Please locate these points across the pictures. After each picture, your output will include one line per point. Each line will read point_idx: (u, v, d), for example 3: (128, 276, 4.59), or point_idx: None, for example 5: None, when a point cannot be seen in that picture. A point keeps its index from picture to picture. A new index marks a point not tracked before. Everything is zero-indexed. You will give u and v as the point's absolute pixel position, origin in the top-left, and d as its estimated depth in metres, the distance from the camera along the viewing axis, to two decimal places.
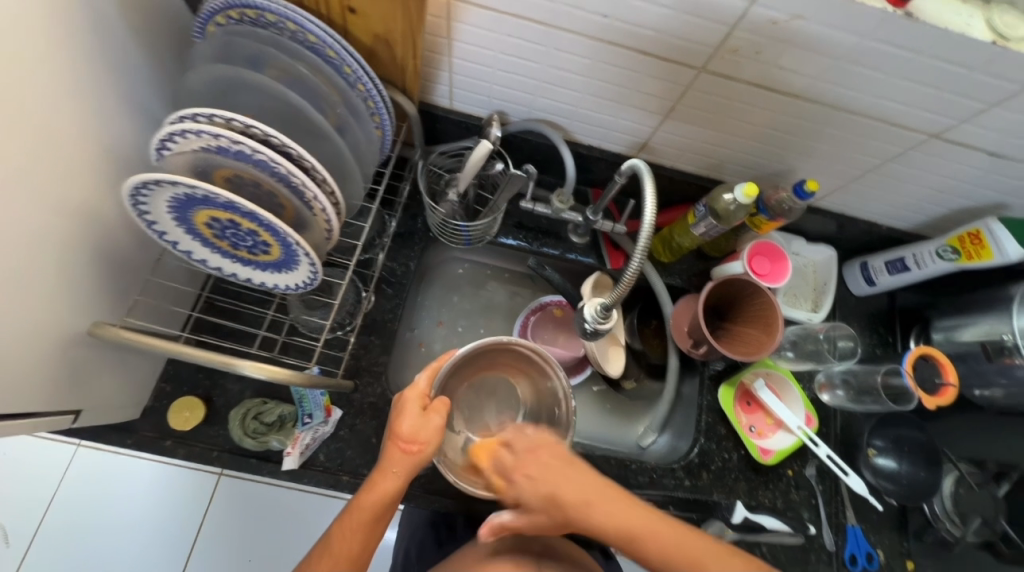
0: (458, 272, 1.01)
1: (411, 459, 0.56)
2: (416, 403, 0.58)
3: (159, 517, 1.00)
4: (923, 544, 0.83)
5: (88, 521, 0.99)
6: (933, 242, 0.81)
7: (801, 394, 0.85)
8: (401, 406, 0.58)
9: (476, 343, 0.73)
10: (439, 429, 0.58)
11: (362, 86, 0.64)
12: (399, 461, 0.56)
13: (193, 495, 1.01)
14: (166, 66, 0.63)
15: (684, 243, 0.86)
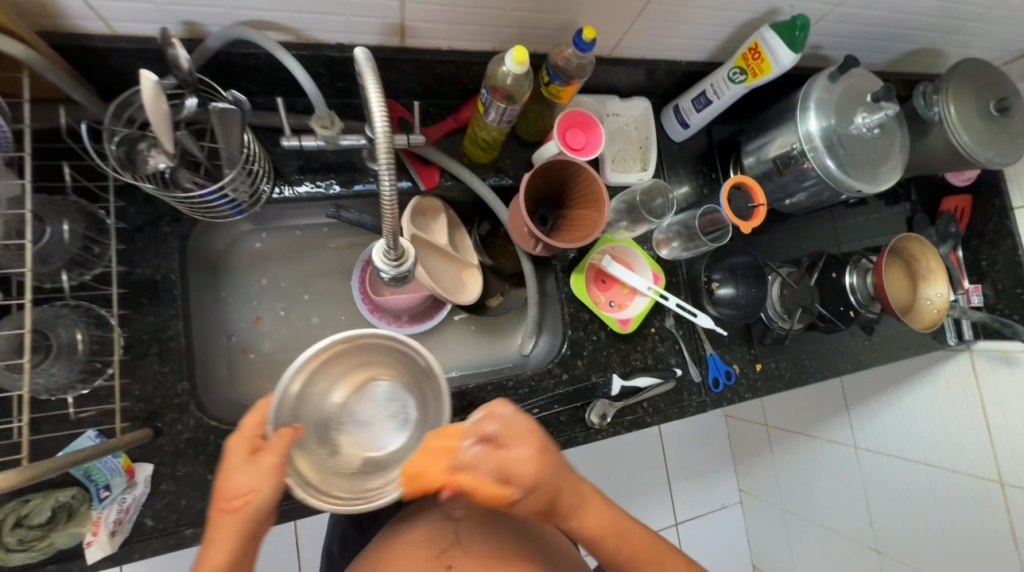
0: (257, 248, 0.83)
1: (239, 520, 0.43)
2: (241, 450, 0.44)
3: None
4: (767, 346, 0.94)
5: None
6: (724, 67, 0.81)
7: (645, 257, 0.87)
8: (226, 459, 0.44)
9: (310, 353, 0.53)
10: (274, 472, 0.44)
11: None
12: (226, 526, 0.42)
13: None
14: None
15: (492, 137, 0.75)
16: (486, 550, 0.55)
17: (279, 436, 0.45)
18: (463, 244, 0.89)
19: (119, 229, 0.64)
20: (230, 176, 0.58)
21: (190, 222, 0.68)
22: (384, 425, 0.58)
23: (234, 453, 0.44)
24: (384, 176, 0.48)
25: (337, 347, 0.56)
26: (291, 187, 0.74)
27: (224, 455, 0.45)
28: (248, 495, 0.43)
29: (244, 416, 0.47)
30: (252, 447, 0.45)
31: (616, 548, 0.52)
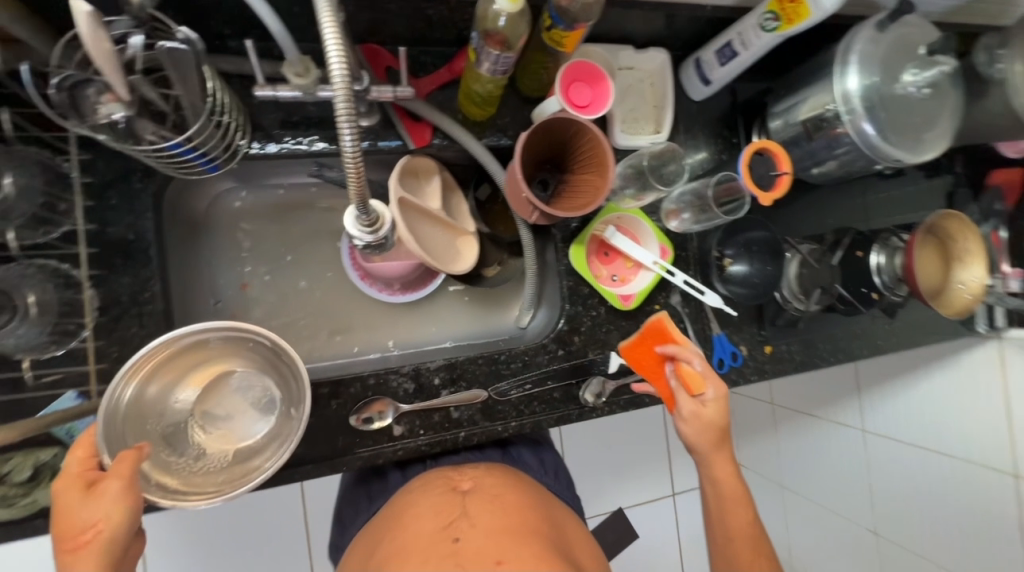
0: (238, 207, 0.80)
1: (94, 548, 0.46)
2: (75, 488, 0.48)
3: None
4: (778, 328, 0.89)
5: None
6: (755, 12, 0.71)
7: (653, 228, 0.81)
8: (57, 501, 0.48)
9: (129, 365, 0.56)
10: (110, 501, 0.47)
11: None
12: (79, 559, 0.46)
13: None
14: None
15: (487, 91, 0.68)
16: (489, 521, 0.59)
17: (116, 464, 0.48)
18: (458, 211, 0.83)
19: (85, 184, 0.60)
20: (196, 126, 0.54)
21: (162, 179, 0.64)
22: (245, 413, 0.65)
23: (67, 493, 0.48)
24: (344, 130, 0.43)
25: (163, 354, 0.59)
26: (270, 142, 0.68)
27: (58, 497, 0.48)
28: (97, 525, 0.47)
29: (69, 456, 0.50)
30: (86, 483, 0.49)
31: (730, 502, 0.69)
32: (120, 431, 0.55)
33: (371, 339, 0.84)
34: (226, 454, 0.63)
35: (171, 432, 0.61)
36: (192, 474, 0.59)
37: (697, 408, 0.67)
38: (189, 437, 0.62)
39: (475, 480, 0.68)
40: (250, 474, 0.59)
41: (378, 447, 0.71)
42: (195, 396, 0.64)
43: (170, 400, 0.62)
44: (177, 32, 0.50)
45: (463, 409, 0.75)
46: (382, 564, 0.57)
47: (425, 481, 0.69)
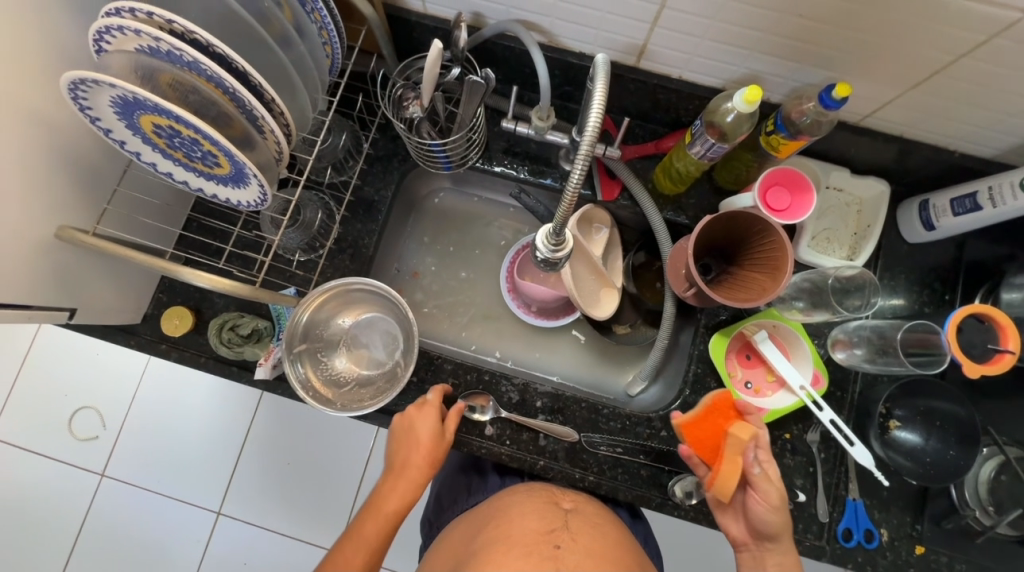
0: (444, 203, 0.98)
1: (427, 468, 0.69)
2: (431, 421, 0.69)
3: (214, 418, 1.24)
4: (940, 531, 0.71)
5: (160, 416, 1.24)
6: (1019, 171, 0.64)
7: (811, 351, 0.74)
8: (418, 417, 0.70)
9: (316, 289, 0.71)
10: (445, 443, 0.69)
11: None
12: (416, 469, 0.68)
13: (242, 405, 1.24)
14: None
15: (686, 170, 0.74)
16: (589, 544, 0.63)
17: (446, 420, 0.70)
18: (614, 265, 0.88)
19: (368, 154, 0.82)
20: (458, 135, 0.69)
21: (412, 164, 0.84)
22: (375, 351, 0.79)
23: (426, 421, 0.69)
24: (578, 164, 0.50)
25: (337, 290, 0.74)
26: (493, 163, 0.84)
27: (412, 418, 0.70)
28: (436, 456, 0.69)
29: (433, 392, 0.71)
30: (438, 421, 0.70)
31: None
32: (301, 331, 0.72)
33: (495, 345, 0.94)
34: (355, 376, 0.77)
35: (325, 344, 0.77)
36: (330, 382, 0.75)
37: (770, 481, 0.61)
38: (335, 353, 0.78)
39: (577, 502, 0.71)
40: (368, 400, 0.73)
41: (467, 436, 0.76)
42: (350, 324, 0.79)
43: (333, 320, 0.77)
44: (482, 72, 0.68)
45: (551, 439, 0.77)
46: (490, 542, 0.63)
47: (529, 489, 0.73)
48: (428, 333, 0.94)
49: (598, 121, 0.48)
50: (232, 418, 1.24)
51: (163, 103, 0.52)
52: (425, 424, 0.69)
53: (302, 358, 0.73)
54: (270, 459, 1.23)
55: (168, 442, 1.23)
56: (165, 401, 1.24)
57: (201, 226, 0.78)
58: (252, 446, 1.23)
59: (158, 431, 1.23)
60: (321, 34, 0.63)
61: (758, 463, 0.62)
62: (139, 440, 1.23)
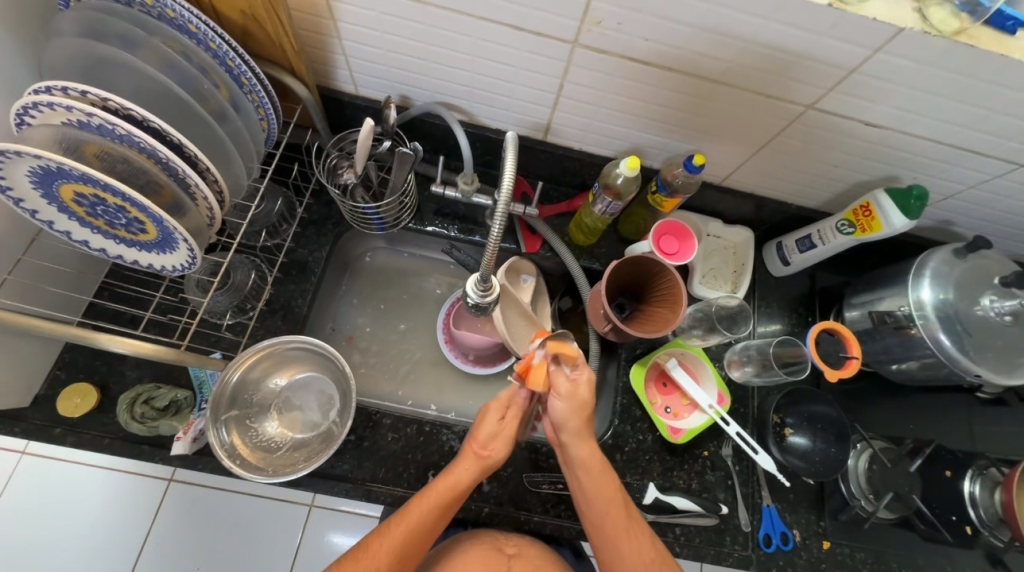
0: (380, 262, 1.02)
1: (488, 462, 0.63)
2: (495, 415, 0.63)
3: (117, 517, 1.13)
4: (839, 524, 0.81)
5: (50, 522, 1.11)
6: (834, 217, 0.83)
7: (713, 373, 0.85)
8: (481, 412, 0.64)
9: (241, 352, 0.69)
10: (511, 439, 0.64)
11: (246, 80, 0.64)
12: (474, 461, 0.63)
13: (151, 500, 1.14)
14: (30, 39, 0.62)
15: (593, 224, 0.86)
16: None
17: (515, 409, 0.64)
18: (543, 311, 0.97)
19: (301, 218, 0.86)
20: (390, 198, 0.76)
21: (346, 226, 0.88)
22: (311, 411, 0.77)
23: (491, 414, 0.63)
24: (496, 220, 0.58)
25: (267, 351, 0.73)
26: (425, 223, 0.92)
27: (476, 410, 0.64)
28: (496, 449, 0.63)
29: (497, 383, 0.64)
30: (501, 414, 0.64)
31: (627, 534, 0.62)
32: (228, 395, 0.69)
33: (435, 397, 0.95)
34: (288, 441, 0.74)
35: (255, 409, 0.74)
36: (260, 449, 0.71)
37: (572, 388, 0.61)
38: (266, 417, 0.75)
39: (520, 546, 0.74)
40: (302, 463, 0.70)
41: (411, 492, 0.75)
42: (283, 385, 0.77)
43: (264, 382, 0.75)
44: (410, 145, 0.76)
45: (494, 484, 0.78)
46: None
47: (473, 536, 0.74)
48: (367, 392, 0.93)
49: (510, 185, 0.57)
50: (134, 515, 1.13)
51: (90, 173, 0.53)
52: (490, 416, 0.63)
53: (229, 424, 0.70)
54: (183, 557, 1.12)
55: (54, 554, 1.09)
56: (56, 503, 1.12)
57: (114, 294, 0.74)
58: (156, 545, 1.12)
59: (45, 542, 1.10)
60: (258, 111, 0.68)
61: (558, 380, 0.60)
62: (15, 556, 1.08)
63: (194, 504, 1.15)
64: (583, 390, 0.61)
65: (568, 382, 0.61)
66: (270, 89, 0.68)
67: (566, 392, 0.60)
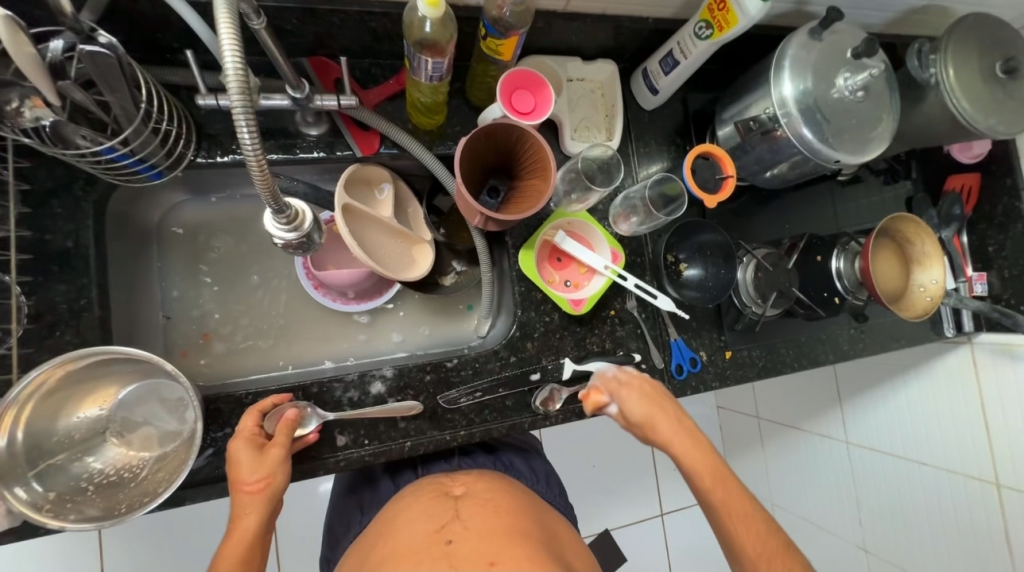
0: (196, 218, 0.81)
1: (262, 497, 0.57)
2: (247, 447, 0.59)
3: None
4: (738, 333, 0.88)
5: None
6: (690, 22, 0.73)
7: (605, 233, 0.80)
8: (235, 456, 0.58)
9: (9, 397, 0.51)
10: (281, 459, 0.59)
11: None
12: (250, 503, 0.56)
13: (80, 550, 1.02)
14: None
15: (429, 99, 0.70)
16: (483, 522, 0.62)
17: (281, 431, 0.61)
18: (415, 221, 0.84)
19: (24, 193, 0.61)
20: (127, 132, 0.54)
21: (106, 186, 0.65)
22: (163, 421, 0.64)
23: (236, 448, 0.58)
24: (242, 127, 0.42)
25: (57, 379, 0.55)
26: (217, 152, 0.68)
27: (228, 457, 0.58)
28: (267, 477, 0.57)
29: (246, 419, 0.61)
30: (256, 444, 0.59)
31: (741, 523, 0.61)
32: (20, 451, 0.52)
33: (326, 347, 0.84)
34: (144, 463, 0.61)
35: (77, 447, 0.58)
36: (105, 487, 0.57)
37: (626, 399, 0.67)
38: (100, 450, 0.60)
39: (468, 484, 0.71)
40: (172, 478, 0.58)
41: (320, 458, 0.68)
42: (106, 408, 0.62)
43: (72, 414, 0.58)
44: (100, 37, 0.50)
45: (410, 417, 0.73)
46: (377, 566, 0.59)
47: (416, 491, 0.70)
48: (243, 371, 0.80)
49: (237, 65, 0.40)
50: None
51: None
52: (246, 456, 0.58)
53: (50, 476, 0.54)
54: None
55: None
56: None
57: None
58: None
59: None
60: None
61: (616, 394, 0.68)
62: None
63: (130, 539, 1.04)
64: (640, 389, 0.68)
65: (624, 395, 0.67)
66: None
67: (637, 397, 0.67)
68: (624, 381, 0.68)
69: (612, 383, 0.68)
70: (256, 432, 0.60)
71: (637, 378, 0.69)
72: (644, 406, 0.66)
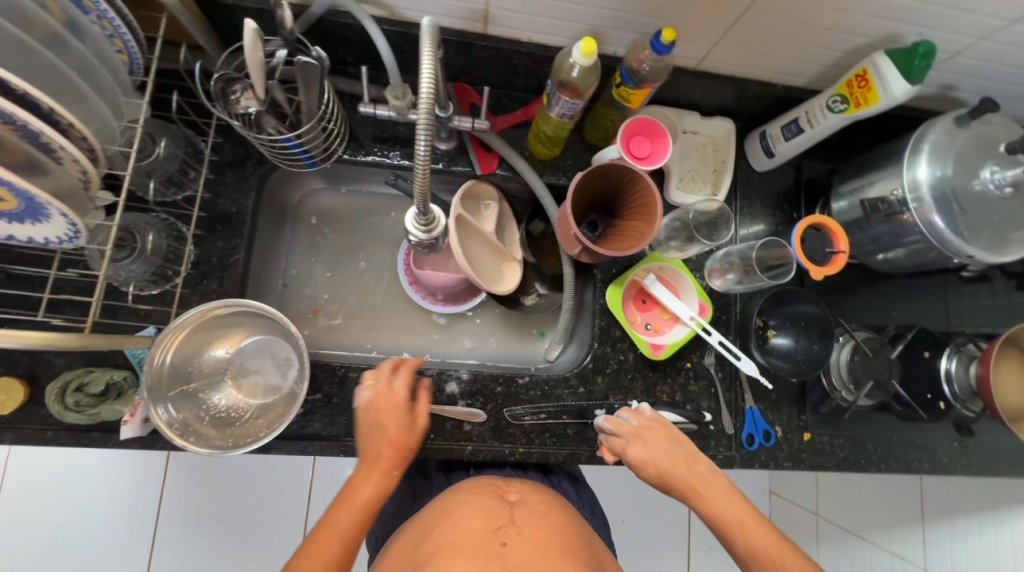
0: (325, 204, 0.92)
1: (403, 455, 0.64)
2: (397, 407, 0.65)
3: (122, 490, 1.12)
4: (820, 416, 0.83)
5: (51, 506, 1.10)
6: (824, 94, 0.73)
7: (695, 284, 0.81)
8: (383, 411, 0.65)
9: (168, 328, 0.61)
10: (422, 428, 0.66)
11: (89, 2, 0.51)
12: (391, 457, 0.63)
13: (154, 468, 1.14)
14: None
15: (553, 132, 0.75)
16: (535, 534, 0.64)
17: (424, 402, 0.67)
18: (511, 239, 0.89)
19: (212, 162, 0.73)
20: (307, 128, 0.65)
21: (271, 167, 0.76)
22: (270, 373, 0.73)
23: (387, 407, 0.65)
24: (421, 138, 0.46)
25: (204, 319, 0.65)
26: (362, 152, 0.79)
27: (381, 409, 0.65)
28: (411, 438, 0.65)
29: (400, 379, 0.67)
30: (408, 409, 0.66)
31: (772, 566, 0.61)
32: (167, 376, 0.62)
33: (407, 340, 0.90)
34: (249, 408, 0.69)
35: (204, 382, 0.68)
36: (219, 422, 0.66)
37: (637, 438, 0.70)
38: (220, 389, 0.69)
39: (522, 493, 0.73)
40: (271, 427, 0.66)
41: None
42: (230, 352, 0.71)
43: (205, 352, 0.68)
44: (313, 51, 0.60)
45: (475, 423, 0.76)
46: (432, 553, 0.61)
47: (472, 487, 0.73)
48: (334, 346, 0.88)
49: (431, 86, 0.45)
50: (139, 491, 1.13)
51: None
52: (396, 415, 0.65)
53: (181, 402, 0.64)
54: (196, 524, 1.14)
55: (68, 538, 1.10)
56: (53, 487, 1.10)
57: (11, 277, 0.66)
58: (170, 514, 1.13)
59: (55, 527, 1.10)
60: (103, 27, 0.54)
61: (625, 436, 0.70)
62: (26, 545, 1.09)
63: (195, 470, 1.15)
64: (655, 429, 0.71)
65: (632, 434, 0.70)
66: (124, 11, 0.55)
67: (652, 438, 0.70)
68: (638, 419, 0.72)
69: (625, 427, 0.71)
70: (404, 396, 0.66)
71: (653, 418, 0.72)
72: (659, 442, 0.69)
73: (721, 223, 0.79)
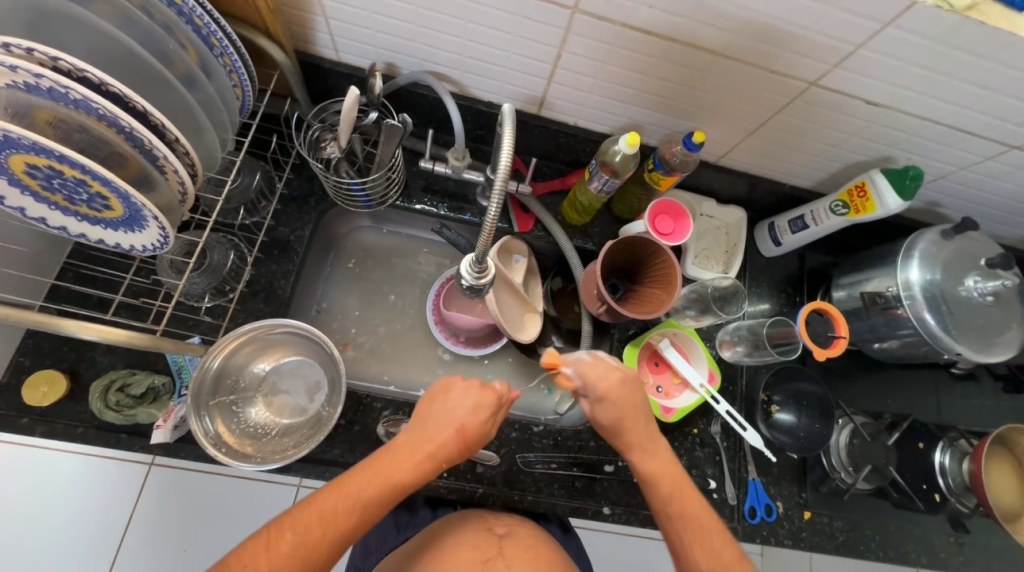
0: (366, 241, 0.99)
1: (444, 455, 0.59)
2: (475, 398, 0.61)
3: (78, 517, 0.97)
4: (820, 495, 0.85)
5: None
6: (827, 198, 0.83)
7: (706, 353, 0.86)
8: (460, 395, 0.61)
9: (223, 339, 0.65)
10: (484, 434, 0.61)
11: (227, 58, 0.60)
12: (436, 449, 0.58)
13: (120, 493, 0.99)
14: None
15: (588, 203, 0.84)
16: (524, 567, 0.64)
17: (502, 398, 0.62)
18: (535, 291, 0.95)
19: (280, 194, 0.81)
20: (376, 175, 0.73)
21: (330, 204, 0.84)
22: (301, 395, 0.75)
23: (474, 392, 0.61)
24: (493, 197, 0.54)
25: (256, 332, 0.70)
26: (413, 201, 0.88)
27: (457, 395, 0.61)
28: (466, 442, 0.60)
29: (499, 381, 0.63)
30: (485, 406, 0.61)
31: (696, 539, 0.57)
32: (206, 378, 0.65)
33: (426, 377, 0.94)
34: (276, 426, 0.72)
35: (240, 394, 0.71)
36: (246, 437, 0.68)
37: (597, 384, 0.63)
38: (252, 404, 0.72)
39: (511, 526, 0.72)
40: (298, 446, 0.68)
41: None
42: (269, 368, 0.75)
43: (246, 363, 0.72)
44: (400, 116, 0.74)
45: (488, 466, 0.78)
46: None
47: (462, 518, 0.73)
48: (355, 375, 0.91)
49: (508, 155, 0.53)
50: (97, 520, 0.98)
51: (44, 141, 0.47)
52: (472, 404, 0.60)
53: (219, 410, 0.67)
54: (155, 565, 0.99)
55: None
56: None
57: (80, 276, 0.71)
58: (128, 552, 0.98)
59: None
60: (230, 76, 0.63)
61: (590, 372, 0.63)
62: None
63: (161, 503, 1.00)
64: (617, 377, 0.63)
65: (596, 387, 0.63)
66: (250, 64, 0.64)
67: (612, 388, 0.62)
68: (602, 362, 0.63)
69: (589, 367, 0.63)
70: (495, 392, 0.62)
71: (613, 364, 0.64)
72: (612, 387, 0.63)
73: (733, 298, 0.85)
